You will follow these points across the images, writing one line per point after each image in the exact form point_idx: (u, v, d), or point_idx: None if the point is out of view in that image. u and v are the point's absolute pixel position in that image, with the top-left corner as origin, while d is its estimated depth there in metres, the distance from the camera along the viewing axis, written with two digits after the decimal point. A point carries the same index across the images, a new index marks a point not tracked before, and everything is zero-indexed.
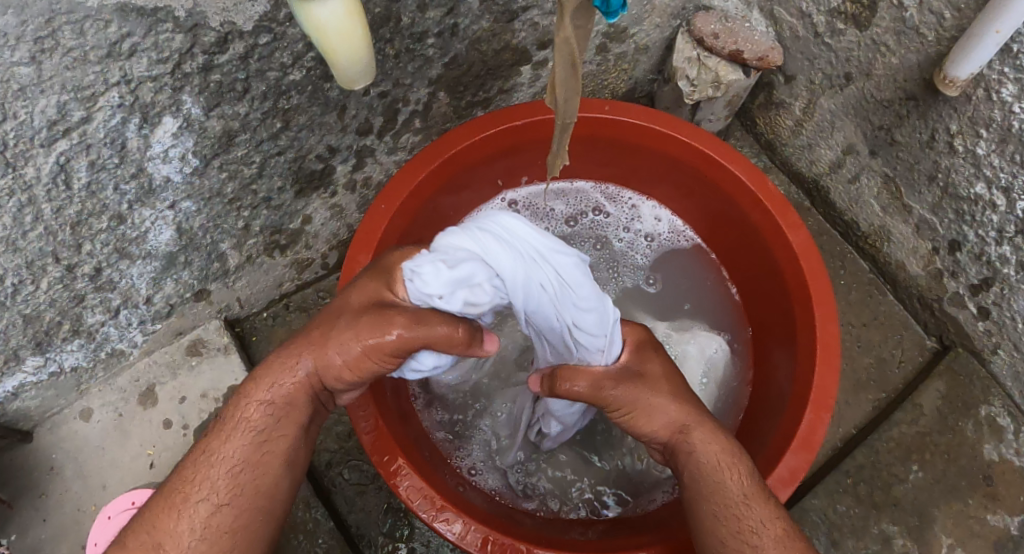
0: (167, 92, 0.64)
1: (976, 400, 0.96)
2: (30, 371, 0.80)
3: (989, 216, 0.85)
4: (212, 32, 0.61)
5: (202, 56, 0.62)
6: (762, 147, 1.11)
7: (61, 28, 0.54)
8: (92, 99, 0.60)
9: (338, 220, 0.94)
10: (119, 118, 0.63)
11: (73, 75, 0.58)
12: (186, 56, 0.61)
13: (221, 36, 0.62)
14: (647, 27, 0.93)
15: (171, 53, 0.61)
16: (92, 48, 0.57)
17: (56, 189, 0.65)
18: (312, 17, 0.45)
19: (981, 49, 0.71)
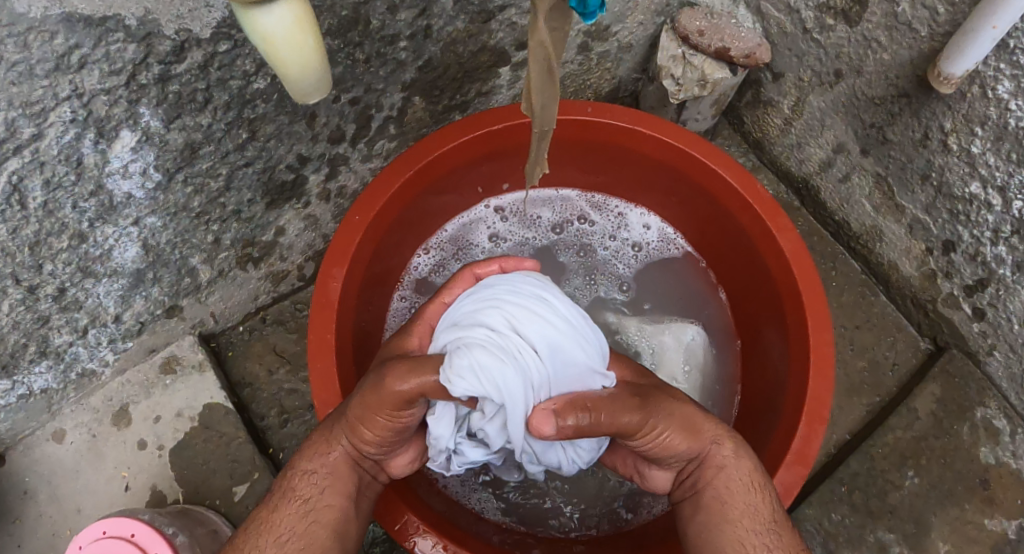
0: (123, 105, 0.60)
1: (972, 402, 0.93)
2: None
3: (984, 216, 0.83)
4: (166, 40, 0.57)
5: (158, 66, 0.59)
6: (750, 145, 1.08)
7: (2, 40, 0.51)
8: (42, 115, 0.57)
9: (313, 231, 0.91)
10: (72, 133, 0.60)
11: (20, 90, 0.54)
12: (141, 66, 0.58)
13: (177, 44, 0.58)
14: (630, 24, 0.90)
15: (124, 63, 0.57)
16: (38, 61, 0.53)
17: (11, 209, 0.61)
18: (258, 27, 0.41)
19: (978, 45, 0.69)
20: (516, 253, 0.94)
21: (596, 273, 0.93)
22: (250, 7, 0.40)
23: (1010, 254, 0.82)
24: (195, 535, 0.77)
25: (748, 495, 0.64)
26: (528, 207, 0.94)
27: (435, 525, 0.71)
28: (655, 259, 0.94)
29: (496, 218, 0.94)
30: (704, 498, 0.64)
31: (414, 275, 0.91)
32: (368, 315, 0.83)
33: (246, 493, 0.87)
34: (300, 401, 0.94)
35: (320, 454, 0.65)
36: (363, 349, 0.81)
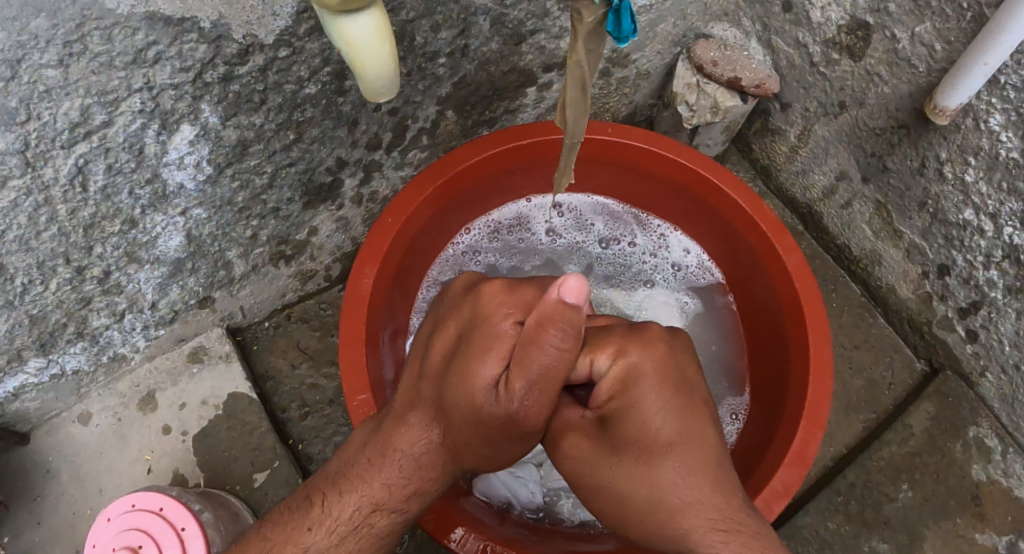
0: (187, 100, 0.65)
1: (965, 422, 0.98)
2: (32, 372, 0.80)
3: (977, 241, 0.89)
4: (234, 43, 0.63)
5: (223, 67, 0.64)
6: (757, 172, 1.14)
7: (91, 33, 0.56)
8: (115, 104, 0.61)
9: (343, 233, 0.95)
10: (139, 123, 0.64)
11: (98, 80, 0.59)
12: (208, 65, 0.63)
13: (243, 48, 0.64)
14: (649, 53, 0.97)
15: (194, 62, 0.62)
16: (118, 54, 0.58)
17: (74, 191, 0.66)
18: (343, 31, 0.47)
19: (970, 79, 0.76)
20: (568, 253, 0.98)
21: (623, 276, 0.97)
22: (340, 16, 0.46)
23: (1000, 278, 0.89)
24: (219, 515, 0.80)
25: None
26: (583, 212, 0.99)
27: (452, 506, 0.75)
28: (690, 274, 0.97)
29: (553, 214, 0.98)
30: None
31: (462, 245, 0.96)
32: (394, 312, 0.86)
33: (265, 480, 0.90)
34: (320, 395, 0.97)
35: (386, 480, 0.61)
36: (388, 344, 0.85)
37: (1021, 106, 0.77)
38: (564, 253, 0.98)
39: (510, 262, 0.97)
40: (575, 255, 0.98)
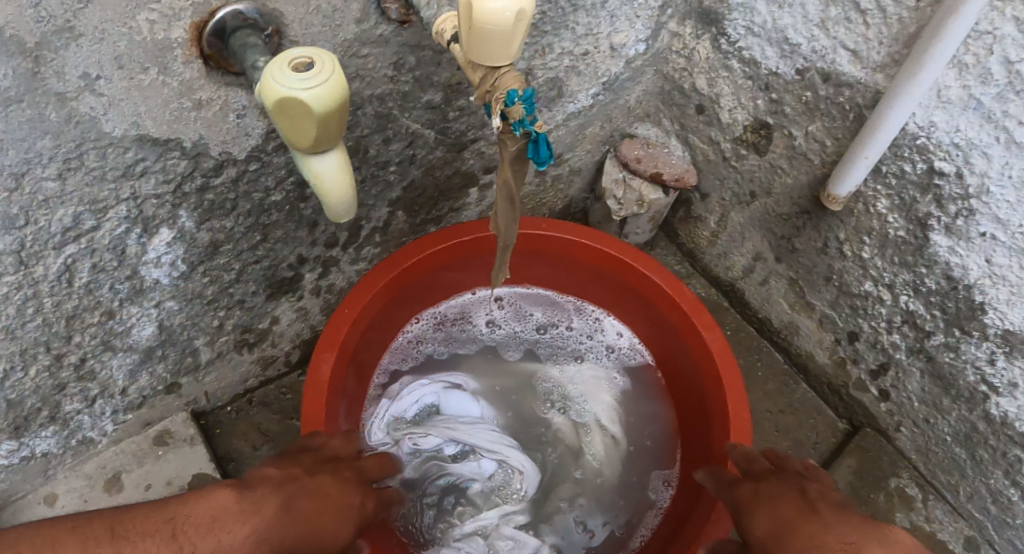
0: (167, 208, 0.70)
1: (885, 474, 1.08)
2: (3, 454, 0.81)
3: (878, 309, 1.01)
4: (210, 160, 0.69)
5: (200, 179, 0.70)
6: (684, 255, 1.27)
7: (87, 151, 0.61)
8: (104, 211, 0.66)
9: (301, 322, 1.00)
10: (124, 228, 0.69)
11: (91, 191, 0.64)
12: (187, 178, 0.69)
13: (218, 163, 0.70)
14: (580, 153, 1.10)
15: (176, 175, 0.68)
16: (110, 169, 0.63)
17: (59, 286, 0.69)
18: (309, 165, 0.54)
19: (856, 170, 0.88)
20: (509, 341, 1.07)
21: (557, 354, 1.07)
22: (309, 154, 0.53)
23: (902, 340, 1.00)
24: None
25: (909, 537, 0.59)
26: (521, 304, 1.10)
27: None
28: (621, 353, 1.07)
29: (495, 307, 1.09)
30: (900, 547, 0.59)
31: (410, 336, 1.04)
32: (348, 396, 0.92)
33: None
34: None
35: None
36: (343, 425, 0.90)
37: (901, 192, 0.89)
38: (504, 342, 1.07)
39: (454, 351, 1.05)
40: (514, 342, 1.08)
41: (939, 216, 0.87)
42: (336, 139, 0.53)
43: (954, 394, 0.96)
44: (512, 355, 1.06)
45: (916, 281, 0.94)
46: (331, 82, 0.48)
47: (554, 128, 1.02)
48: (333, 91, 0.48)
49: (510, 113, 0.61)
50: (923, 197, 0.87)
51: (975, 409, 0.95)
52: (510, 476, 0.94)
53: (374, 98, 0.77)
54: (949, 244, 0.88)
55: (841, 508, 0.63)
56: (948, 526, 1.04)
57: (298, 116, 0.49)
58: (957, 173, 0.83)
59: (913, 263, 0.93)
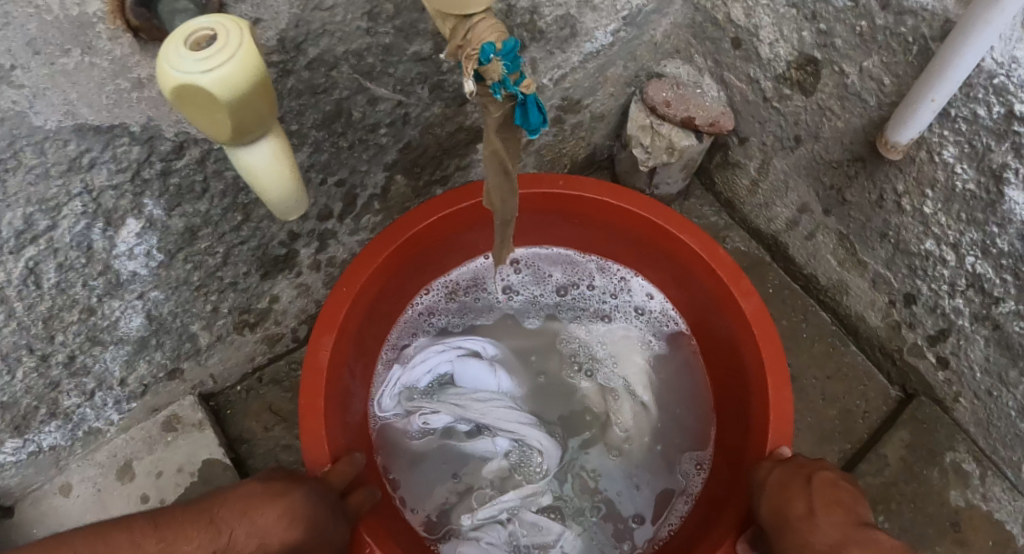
0: (129, 198, 0.69)
1: (941, 447, 0.98)
2: (9, 451, 0.81)
3: (940, 270, 0.89)
4: (167, 141, 0.66)
5: (160, 163, 0.68)
6: (721, 204, 1.15)
7: (23, 148, 0.58)
8: (57, 210, 0.64)
9: (305, 297, 0.97)
10: (83, 224, 0.67)
11: (38, 190, 0.62)
12: (145, 163, 0.67)
13: (177, 144, 0.67)
14: (602, 96, 0.98)
15: (130, 162, 0.66)
16: (53, 165, 0.61)
17: (27, 289, 0.68)
18: (241, 159, 0.50)
19: (919, 114, 0.75)
20: (527, 307, 1.00)
21: (580, 316, 0.99)
22: (235, 146, 0.49)
23: (966, 306, 0.88)
24: None
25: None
26: (538, 265, 1.01)
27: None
28: (653, 317, 0.98)
29: (511, 270, 1.00)
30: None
31: (420, 305, 0.97)
32: (354, 377, 0.87)
33: None
34: (294, 456, 0.99)
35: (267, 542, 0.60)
36: (349, 408, 0.85)
37: (973, 139, 0.76)
38: (524, 308, 0.99)
39: (467, 321, 0.98)
40: (533, 307, 1.00)
41: (1017, 168, 0.74)
42: (267, 126, 0.49)
43: None
44: (532, 323, 0.99)
45: (985, 241, 0.82)
46: (237, 57, 0.45)
47: (569, 72, 0.90)
48: (241, 67, 0.45)
49: (486, 72, 0.51)
50: (998, 146, 0.74)
51: None
52: (528, 454, 0.89)
53: (350, 54, 0.71)
54: None
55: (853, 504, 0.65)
56: (1008, 505, 0.94)
57: (205, 102, 0.45)
58: None
59: (982, 220, 0.80)
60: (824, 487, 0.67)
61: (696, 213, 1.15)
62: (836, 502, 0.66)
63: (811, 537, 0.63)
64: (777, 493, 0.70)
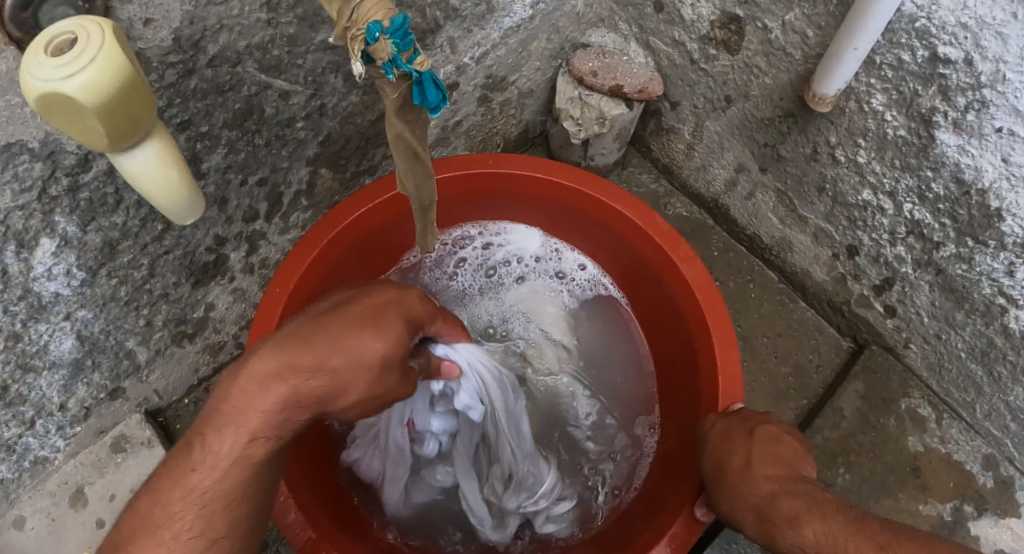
0: (38, 217, 0.66)
1: (895, 395, 0.98)
2: None
3: (879, 220, 0.89)
4: (70, 155, 0.64)
5: (66, 179, 0.65)
6: (659, 172, 1.14)
7: None
8: None
9: (242, 302, 0.96)
10: None
11: None
12: (50, 181, 0.64)
13: (81, 157, 0.65)
14: (528, 71, 0.97)
15: (34, 181, 0.63)
16: None
17: None
18: (124, 165, 0.49)
19: (845, 65, 0.73)
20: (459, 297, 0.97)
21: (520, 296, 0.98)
22: (115, 154, 0.48)
23: (908, 253, 0.88)
24: None
25: (810, 525, 0.63)
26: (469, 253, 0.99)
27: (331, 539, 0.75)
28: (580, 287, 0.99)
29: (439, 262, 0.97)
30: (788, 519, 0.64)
31: None
32: None
33: None
34: None
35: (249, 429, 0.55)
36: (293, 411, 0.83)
37: (900, 85, 0.75)
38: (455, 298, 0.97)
39: None
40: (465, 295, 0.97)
41: (945, 111, 0.73)
42: (143, 130, 0.48)
43: (968, 309, 0.86)
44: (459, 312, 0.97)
45: (921, 187, 0.81)
46: (99, 60, 0.42)
47: (490, 49, 0.88)
48: (104, 71, 0.42)
49: (373, 52, 0.48)
50: (926, 90, 0.73)
51: (992, 323, 0.84)
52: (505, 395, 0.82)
53: (253, 49, 0.68)
54: (958, 142, 0.74)
55: (786, 457, 0.69)
56: (964, 445, 0.95)
57: (71, 111, 0.43)
58: (966, 60, 0.68)
59: (916, 166, 0.80)
60: (766, 438, 0.69)
61: (633, 182, 1.14)
62: (775, 455, 0.69)
63: (747, 490, 0.67)
64: (719, 441, 0.70)
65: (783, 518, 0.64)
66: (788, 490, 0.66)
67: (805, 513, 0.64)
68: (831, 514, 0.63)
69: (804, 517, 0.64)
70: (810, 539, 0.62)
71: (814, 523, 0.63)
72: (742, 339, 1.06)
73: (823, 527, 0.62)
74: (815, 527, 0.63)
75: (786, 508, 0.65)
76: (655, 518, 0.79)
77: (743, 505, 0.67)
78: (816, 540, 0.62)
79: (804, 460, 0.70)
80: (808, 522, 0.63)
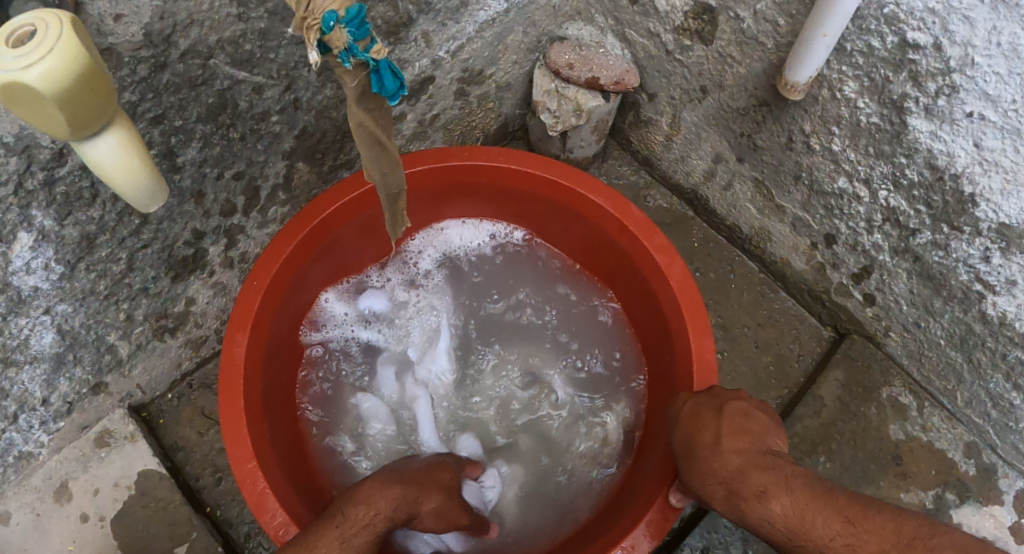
0: (13, 211, 0.67)
1: (877, 383, 0.98)
2: None
3: (855, 207, 0.89)
4: (44, 149, 0.64)
5: (41, 172, 0.66)
6: (640, 163, 1.14)
7: None
8: None
9: (224, 297, 0.97)
10: None
11: None
12: (25, 175, 0.65)
13: (55, 151, 0.65)
14: (504, 65, 0.98)
15: (8, 175, 0.64)
16: None
17: None
18: (88, 156, 0.50)
19: (814, 52, 0.73)
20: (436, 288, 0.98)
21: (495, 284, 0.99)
22: (80, 143, 0.49)
23: (884, 241, 0.88)
24: None
25: (779, 500, 0.64)
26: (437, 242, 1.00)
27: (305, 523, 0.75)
28: (493, 246, 1.00)
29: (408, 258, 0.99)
30: (753, 496, 0.65)
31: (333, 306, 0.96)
32: (275, 374, 0.86)
33: None
34: None
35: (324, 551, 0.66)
36: (272, 404, 0.84)
37: (871, 72, 0.76)
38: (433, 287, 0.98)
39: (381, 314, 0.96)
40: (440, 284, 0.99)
41: (917, 97, 0.73)
42: (105, 121, 0.49)
43: (946, 296, 0.86)
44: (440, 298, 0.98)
45: (896, 173, 0.81)
46: (58, 51, 0.43)
47: (465, 43, 0.89)
48: (62, 61, 0.44)
49: (329, 40, 0.49)
50: (896, 76, 0.74)
51: (970, 310, 0.84)
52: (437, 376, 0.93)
53: (224, 43, 0.69)
54: (931, 128, 0.75)
55: (750, 428, 0.70)
56: (947, 434, 0.95)
57: (32, 101, 0.44)
58: (935, 45, 0.69)
59: (890, 152, 0.80)
60: (735, 413, 0.70)
61: (615, 174, 1.15)
62: (743, 431, 0.69)
63: (714, 466, 0.68)
64: (689, 420, 0.71)
65: (754, 493, 0.65)
66: (757, 463, 0.67)
67: (773, 487, 0.65)
68: (800, 489, 0.64)
69: (772, 491, 0.65)
70: (779, 515, 0.64)
71: (785, 496, 0.64)
72: (722, 328, 1.06)
73: (792, 501, 0.64)
74: (786, 504, 0.64)
75: (755, 482, 0.66)
76: (633, 504, 0.79)
77: (716, 476, 0.67)
78: (783, 514, 0.64)
79: (772, 436, 0.71)
80: (776, 494, 0.64)
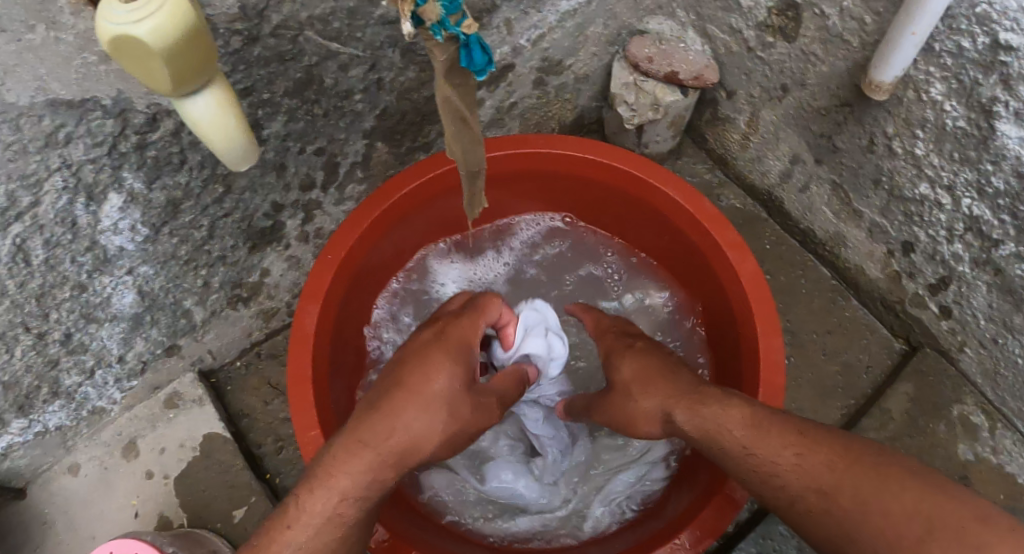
0: (108, 172, 0.70)
1: (948, 400, 0.95)
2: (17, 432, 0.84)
3: (936, 216, 0.86)
4: (140, 114, 0.67)
5: (135, 136, 0.69)
6: (714, 162, 1.13)
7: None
8: (38, 185, 0.65)
9: (296, 271, 1.00)
10: (66, 199, 0.69)
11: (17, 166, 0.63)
12: (120, 137, 0.68)
13: (150, 116, 0.68)
14: (583, 56, 0.98)
15: (106, 136, 0.67)
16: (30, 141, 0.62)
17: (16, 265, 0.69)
18: (187, 112, 0.52)
19: (903, 51, 0.71)
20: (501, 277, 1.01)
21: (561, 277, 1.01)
22: (180, 99, 0.51)
23: (965, 251, 0.85)
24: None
25: (800, 475, 0.60)
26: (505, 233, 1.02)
27: None
28: (560, 239, 1.02)
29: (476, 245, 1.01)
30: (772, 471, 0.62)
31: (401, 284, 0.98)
32: (339, 347, 0.87)
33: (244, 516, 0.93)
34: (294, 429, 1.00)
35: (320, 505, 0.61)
36: (335, 377, 0.86)
37: (960, 74, 0.73)
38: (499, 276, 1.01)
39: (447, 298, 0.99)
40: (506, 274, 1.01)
41: (1007, 101, 0.71)
42: (204, 79, 0.51)
43: None
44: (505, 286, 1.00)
45: (980, 181, 0.79)
46: (166, 9, 0.45)
47: (547, 31, 0.89)
48: (170, 20, 0.45)
49: (423, 13, 0.49)
50: (986, 79, 0.71)
51: None
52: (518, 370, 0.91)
53: (314, 20, 0.71)
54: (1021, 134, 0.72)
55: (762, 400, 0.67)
56: (1018, 457, 0.92)
57: (141, 56, 0.46)
58: None
59: (975, 159, 0.77)
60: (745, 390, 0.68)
61: (687, 171, 1.13)
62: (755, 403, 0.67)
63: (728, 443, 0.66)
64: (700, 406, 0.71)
65: (773, 469, 0.62)
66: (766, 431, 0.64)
67: (791, 459, 0.61)
68: (821, 459, 0.60)
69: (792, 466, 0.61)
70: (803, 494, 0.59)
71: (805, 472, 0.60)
72: (789, 333, 1.04)
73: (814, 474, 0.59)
74: (808, 479, 0.59)
75: (772, 456, 0.62)
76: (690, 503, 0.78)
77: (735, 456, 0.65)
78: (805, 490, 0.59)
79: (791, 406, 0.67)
80: (794, 467, 0.60)
